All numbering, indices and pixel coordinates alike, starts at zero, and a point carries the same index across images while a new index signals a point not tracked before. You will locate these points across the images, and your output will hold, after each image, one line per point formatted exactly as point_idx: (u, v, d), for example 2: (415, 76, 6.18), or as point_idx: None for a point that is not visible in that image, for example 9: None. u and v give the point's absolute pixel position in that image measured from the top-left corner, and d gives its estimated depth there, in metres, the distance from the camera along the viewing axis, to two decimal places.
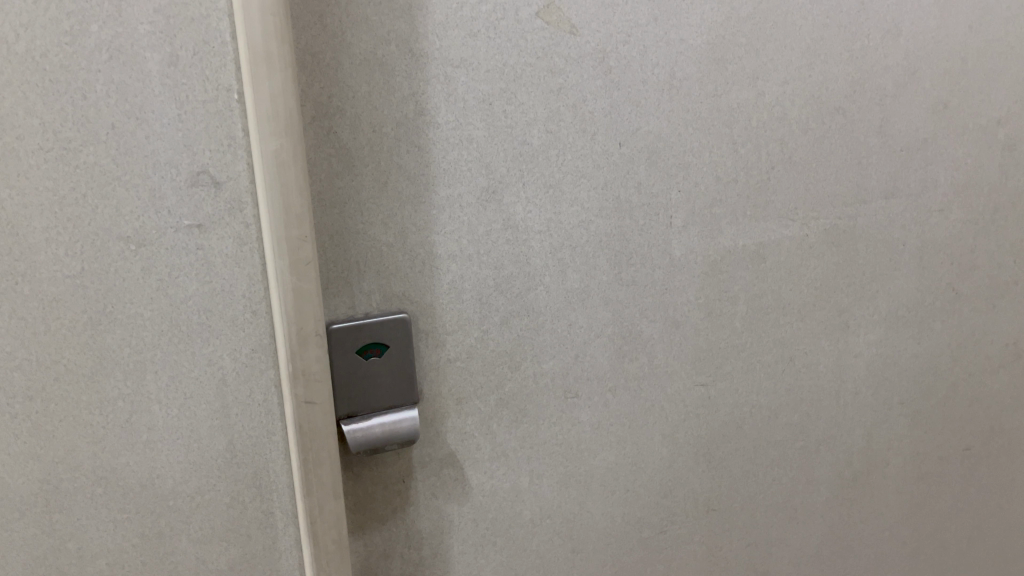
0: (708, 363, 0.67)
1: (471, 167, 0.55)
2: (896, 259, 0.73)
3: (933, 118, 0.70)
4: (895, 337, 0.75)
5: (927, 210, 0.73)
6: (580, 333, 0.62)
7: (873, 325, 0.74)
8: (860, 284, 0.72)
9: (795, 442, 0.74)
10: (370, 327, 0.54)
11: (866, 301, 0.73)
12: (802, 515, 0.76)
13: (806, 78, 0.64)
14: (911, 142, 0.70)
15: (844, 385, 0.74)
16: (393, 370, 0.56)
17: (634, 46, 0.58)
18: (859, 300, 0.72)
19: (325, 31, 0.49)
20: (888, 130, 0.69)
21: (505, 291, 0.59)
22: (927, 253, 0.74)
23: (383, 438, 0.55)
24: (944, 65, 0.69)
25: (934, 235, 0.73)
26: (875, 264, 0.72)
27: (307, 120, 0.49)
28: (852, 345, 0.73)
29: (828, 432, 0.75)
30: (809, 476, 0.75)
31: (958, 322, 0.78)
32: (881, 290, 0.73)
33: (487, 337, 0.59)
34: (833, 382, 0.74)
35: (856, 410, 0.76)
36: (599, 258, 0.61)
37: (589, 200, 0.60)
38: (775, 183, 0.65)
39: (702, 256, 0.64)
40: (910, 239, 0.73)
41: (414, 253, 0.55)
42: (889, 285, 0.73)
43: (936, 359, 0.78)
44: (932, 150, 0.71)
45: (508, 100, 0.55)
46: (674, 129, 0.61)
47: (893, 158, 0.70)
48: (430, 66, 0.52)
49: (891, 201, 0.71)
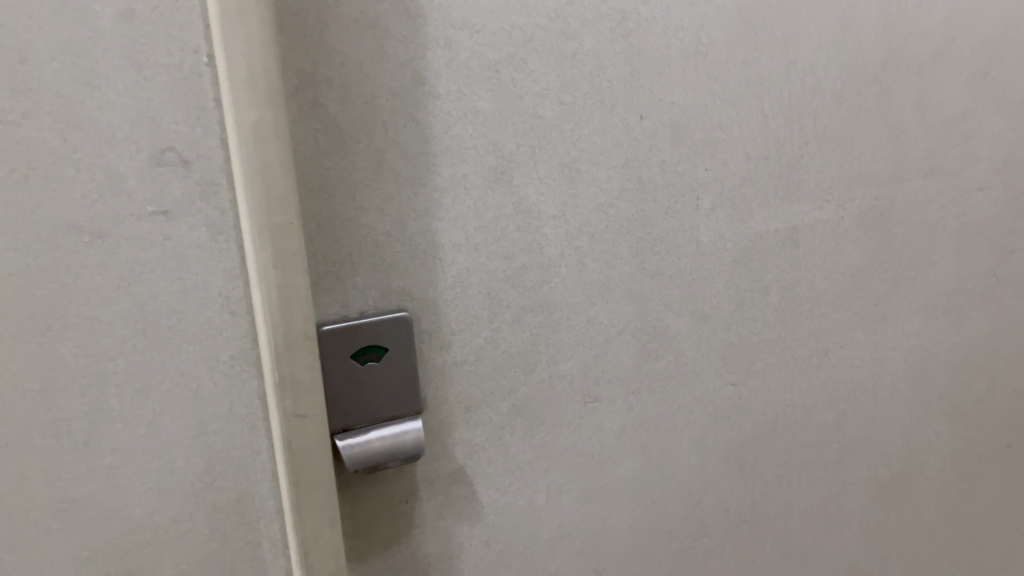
0: (740, 361, 0.61)
1: (477, 145, 0.49)
2: (935, 242, 0.67)
3: (973, 88, 0.64)
4: (934, 327, 0.69)
5: (967, 188, 0.67)
6: (601, 330, 0.55)
7: (912, 315, 0.68)
8: (898, 271, 0.66)
9: (830, 444, 0.67)
10: (367, 327, 0.48)
11: (904, 289, 0.67)
12: (838, 523, 0.70)
13: (841, 45, 0.58)
14: (950, 115, 0.64)
15: (880, 380, 0.68)
16: (392, 376, 0.49)
17: (657, 7, 0.52)
18: (897, 288, 0.66)
19: None
20: (925, 101, 0.63)
21: (517, 285, 0.52)
22: (966, 236, 0.68)
23: (386, 452, 0.49)
24: (983, 31, 0.63)
25: (974, 217, 0.67)
26: (913, 250, 0.66)
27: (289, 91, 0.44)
28: (890, 337, 0.67)
29: (865, 431, 0.69)
30: (845, 481, 0.69)
31: (999, 310, 0.72)
32: (919, 278, 0.67)
33: (498, 336, 0.52)
34: (870, 378, 0.67)
35: (893, 407, 0.70)
36: (620, 245, 0.54)
37: (608, 180, 0.53)
38: (808, 161, 0.59)
39: (731, 243, 0.58)
40: (949, 221, 0.67)
41: (415, 243, 0.49)
42: (928, 271, 0.67)
43: (976, 351, 0.72)
44: (972, 124, 0.65)
45: (516, 68, 0.49)
46: (700, 101, 0.54)
47: (931, 134, 0.64)
48: (429, 28, 0.47)
49: (929, 180, 0.65)
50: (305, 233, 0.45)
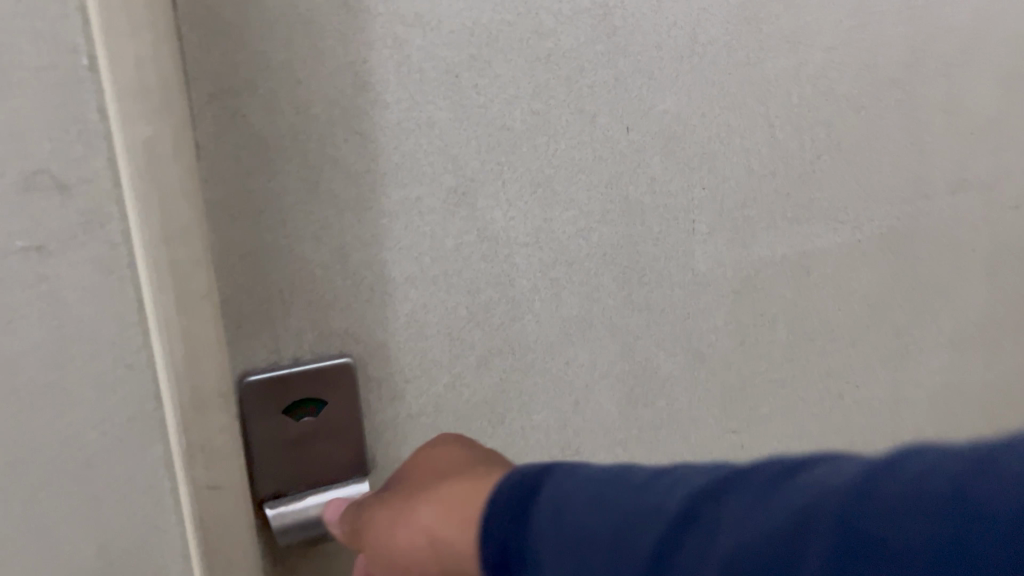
0: (743, 405, 0.53)
1: (433, 162, 0.42)
2: (966, 268, 0.58)
3: (1006, 92, 0.56)
4: (962, 361, 0.60)
5: (999, 204, 0.58)
6: (581, 374, 0.48)
7: (937, 348, 0.59)
8: (920, 299, 0.57)
9: None
10: (299, 378, 0.41)
11: (928, 319, 0.58)
12: None
13: (857, 43, 0.51)
14: (981, 122, 0.56)
15: (903, 424, 0.60)
16: (333, 434, 0.42)
17: (646, 0, 0.44)
18: (920, 319, 0.58)
19: None
20: (953, 106, 0.55)
21: (483, 323, 0.45)
22: (998, 259, 0.59)
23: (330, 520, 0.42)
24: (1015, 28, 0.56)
25: (1005, 235, 0.59)
26: (938, 274, 0.57)
27: (202, 99, 0.37)
28: (913, 375, 0.59)
29: None
30: None
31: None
32: (945, 306, 0.58)
33: (460, 383, 0.45)
34: (891, 420, 0.59)
35: None
36: (603, 275, 0.47)
37: (589, 201, 0.46)
38: (821, 176, 0.52)
39: (732, 271, 0.50)
40: (980, 242, 0.58)
41: (360, 277, 0.42)
42: (955, 297, 0.59)
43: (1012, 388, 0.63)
44: (1007, 132, 0.57)
45: (479, 71, 0.42)
46: (696, 109, 0.47)
47: (961, 143, 0.56)
48: (373, 24, 0.39)
49: (958, 197, 0.56)
50: (222, 267, 0.39)
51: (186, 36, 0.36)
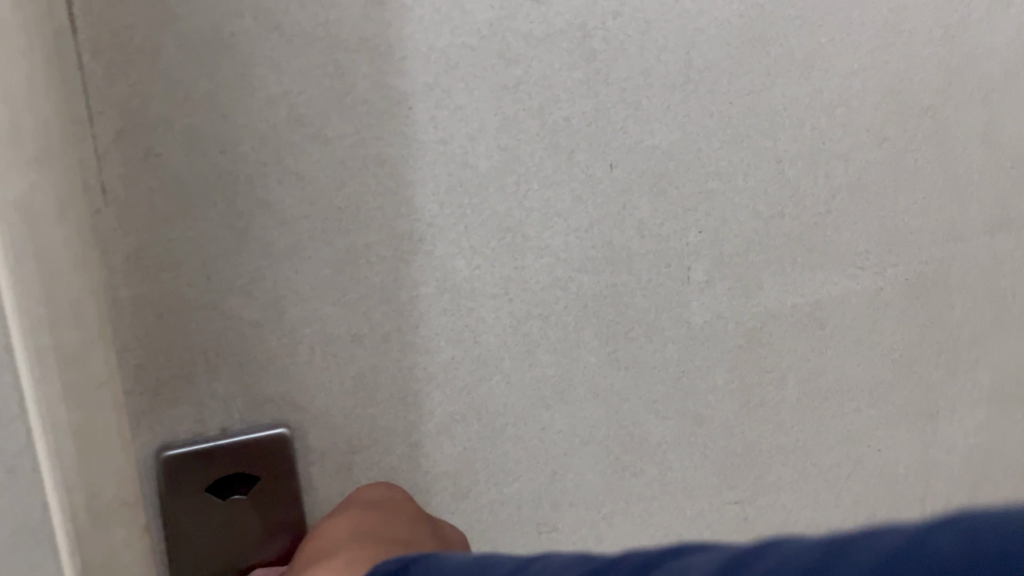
0: (747, 473, 0.47)
1: (383, 206, 0.37)
2: (1005, 317, 0.51)
3: None
4: (1000, 421, 0.53)
5: None
6: (558, 441, 0.42)
7: (974, 407, 0.52)
8: (952, 352, 0.51)
9: None
10: (226, 452, 0.36)
11: (962, 375, 0.51)
12: None
13: (883, 67, 0.44)
14: None
15: (931, 492, 0.53)
16: (265, 512, 0.38)
17: (631, 20, 0.39)
18: (952, 375, 0.51)
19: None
20: (996, 136, 0.48)
21: (443, 386, 0.40)
22: None
23: None
24: None
25: None
26: (972, 325, 0.51)
27: (109, 137, 0.32)
28: (944, 438, 0.52)
29: None
30: None
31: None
32: (981, 359, 0.52)
33: (416, 453, 0.40)
34: (919, 487, 0.53)
35: None
36: (583, 330, 0.42)
37: (566, 248, 0.40)
38: (838, 217, 0.45)
39: (735, 324, 0.44)
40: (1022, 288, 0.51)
41: (297, 336, 0.37)
42: (994, 351, 0.52)
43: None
44: None
45: (436, 102, 0.37)
46: (690, 143, 0.41)
47: (1003, 178, 0.49)
48: (311, 50, 0.34)
49: (998, 239, 0.50)
50: (134, 327, 0.34)
51: (88, 66, 0.32)
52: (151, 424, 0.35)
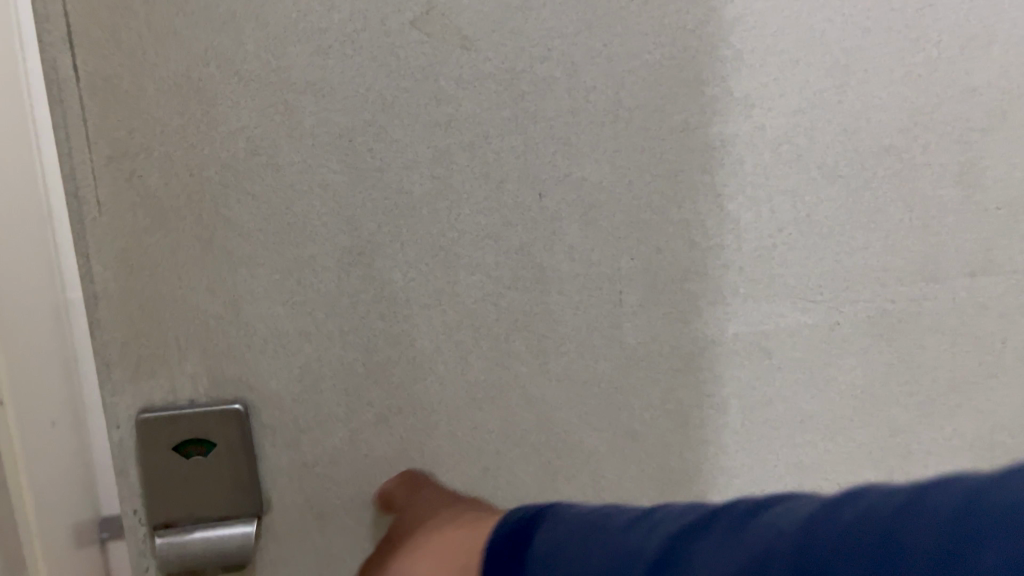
0: (687, 491, 0.49)
1: (327, 224, 0.43)
2: (993, 364, 0.49)
3: None
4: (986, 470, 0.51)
5: None
6: (490, 440, 0.47)
7: (951, 452, 0.51)
8: (926, 395, 0.50)
9: None
10: (190, 419, 0.44)
11: (938, 420, 0.50)
12: None
13: (836, 106, 0.45)
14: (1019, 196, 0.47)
15: None
16: (222, 475, 0.45)
17: (558, 63, 0.43)
18: (925, 417, 0.50)
19: (120, 49, 0.39)
20: (976, 177, 0.47)
21: (381, 381, 0.45)
22: None
23: (204, 552, 0.45)
24: None
25: None
26: (951, 369, 0.49)
27: (103, 160, 0.41)
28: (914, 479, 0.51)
29: None
30: None
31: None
32: (963, 406, 0.50)
33: (357, 438, 0.46)
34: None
35: None
36: (515, 342, 0.46)
37: (497, 267, 0.45)
38: (785, 252, 0.46)
39: (670, 348, 0.47)
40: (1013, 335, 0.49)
41: (252, 328, 0.44)
42: (979, 398, 0.50)
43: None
44: None
45: (375, 136, 0.42)
46: (621, 176, 0.44)
47: (987, 220, 0.47)
48: (264, 92, 0.41)
49: (982, 282, 0.48)
50: (119, 312, 0.42)
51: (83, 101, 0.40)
52: (132, 390, 0.43)
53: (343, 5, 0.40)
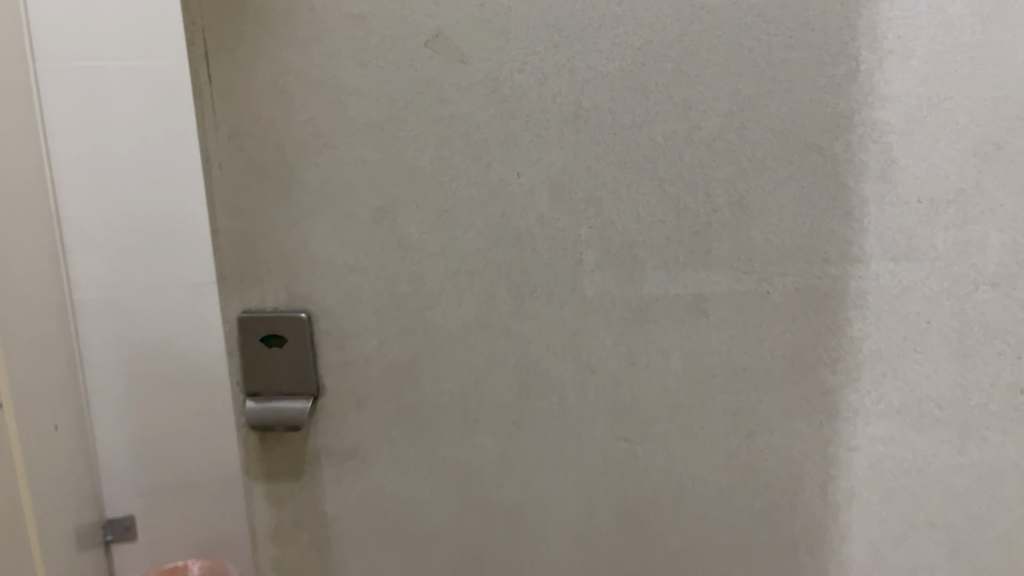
0: (635, 419, 0.60)
1: (365, 188, 0.58)
2: (915, 340, 0.56)
3: (973, 164, 0.53)
4: (916, 437, 0.57)
5: (966, 282, 0.55)
6: (480, 361, 0.61)
7: (881, 416, 0.57)
8: (854, 362, 0.57)
9: (761, 540, 0.61)
10: (270, 320, 0.60)
11: (863, 385, 0.57)
12: None
13: (763, 109, 0.54)
14: (934, 192, 0.53)
15: (836, 485, 0.59)
16: (292, 362, 0.61)
17: (531, 74, 0.56)
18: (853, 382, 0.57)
19: (234, 60, 0.56)
20: (894, 173, 0.53)
21: (402, 307, 0.60)
22: (964, 337, 0.55)
23: (273, 416, 0.61)
24: (988, 95, 0.52)
25: (970, 311, 0.55)
26: (875, 341, 0.56)
27: (222, 136, 0.57)
28: (847, 437, 0.58)
29: (814, 539, 0.60)
30: None
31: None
32: (888, 375, 0.56)
33: (385, 348, 0.61)
34: (817, 478, 0.59)
35: (863, 523, 0.59)
36: (498, 286, 0.60)
37: (486, 227, 0.59)
38: (718, 229, 0.56)
39: (619, 301, 0.58)
40: (932, 314, 0.55)
41: (316, 259, 0.60)
42: (903, 370, 0.56)
43: (996, 484, 0.57)
44: (973, 203, 0.54)
45: (398, 125, 0.57)
46: (580, 161, 0.57)
47: (905, 211, 0.54)
48: (323, 92, 0.57)
49: (903, 266, 0.55)
50: (229, 242, 0.59)
51: (209, 91, 0.57)
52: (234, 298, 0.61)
53: (377, 31, 0.56)
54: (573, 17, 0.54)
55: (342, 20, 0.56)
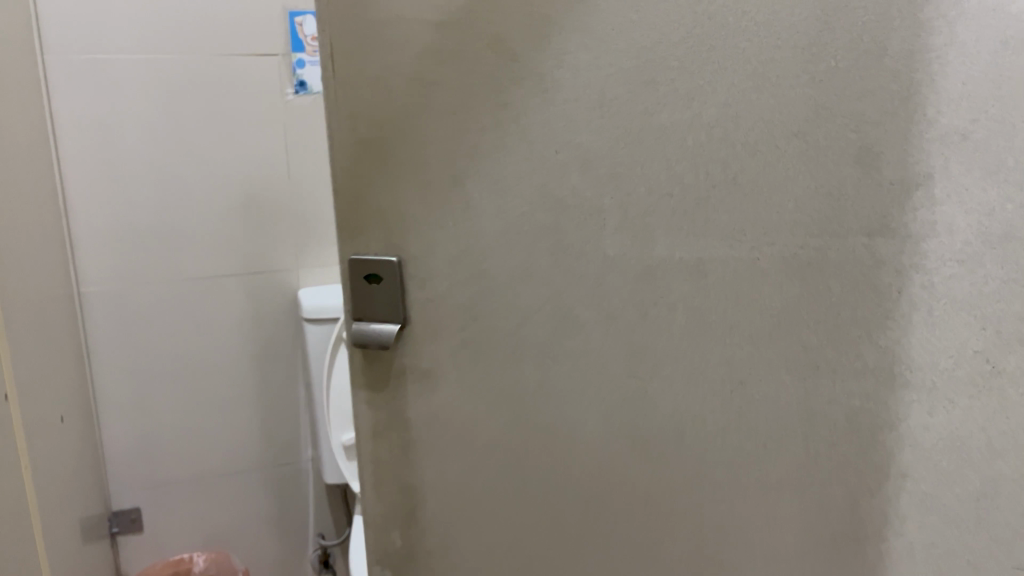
0: (646, 362, 0.71)
1: (439, 161, 0.73)
2: (888, 307, 0.63)
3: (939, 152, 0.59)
4: (887, 393, 0.64)
5: (935, 258, 0.61)
6: (523, 304, 0.74)
7: (856, 373, 0.65)
8: (833, 324, 0.64)
9: (751, 474, 0.70)
10: (371, 262, 0.78)
11: (841, 344, 0.64)
12: (762, 550, 0.72)
13: (754, 101, 0.62)
14: (904, 176, 0.60)
15: (815, 430, 0.67)
16: (388, 295, 0.78)
17: (566, 70, 0.67)
18: (832, 341, 0.65)
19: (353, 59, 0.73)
20: (869, 158, 0.60)
21: (467, 256, 0.75)
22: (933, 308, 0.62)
23: (370, 336, 0.79)
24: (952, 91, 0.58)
25: (938, 285, 0.61)
26: (852, 306, 0.63)
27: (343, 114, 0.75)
28: (825, 389, 0.66)
29: (796, 475, 0.69)
30: (771, 513, 0.71)
31: (999, 408, 0.62)
32: (863, 337, 0.64)
33: (453, 290, 0.76)
34: (799, 424, 0.67)
35: (838, 465, 0.68)
36: (539, 244, 0.72)
37: (530, 195, 0.71)
38: (716, 203, 0.65)
39: (635, 260, 0.69)
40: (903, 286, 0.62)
41: (404, 215, 0.76)
42: (875, 333, 0.63)
43: (960, 443, 0.64)
44: (941, 189, 0.59)
45: (463, 111, 0.71)
46: (604, 143, 0.67)
47: (879, 192, 0.61)
48: (410, 84, 0.72)
49: (877, 241, 0.61)
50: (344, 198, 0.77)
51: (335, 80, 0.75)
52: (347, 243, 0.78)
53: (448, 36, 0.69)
54: (599, 22, 0.65)
55: (423, 27, 0.70)
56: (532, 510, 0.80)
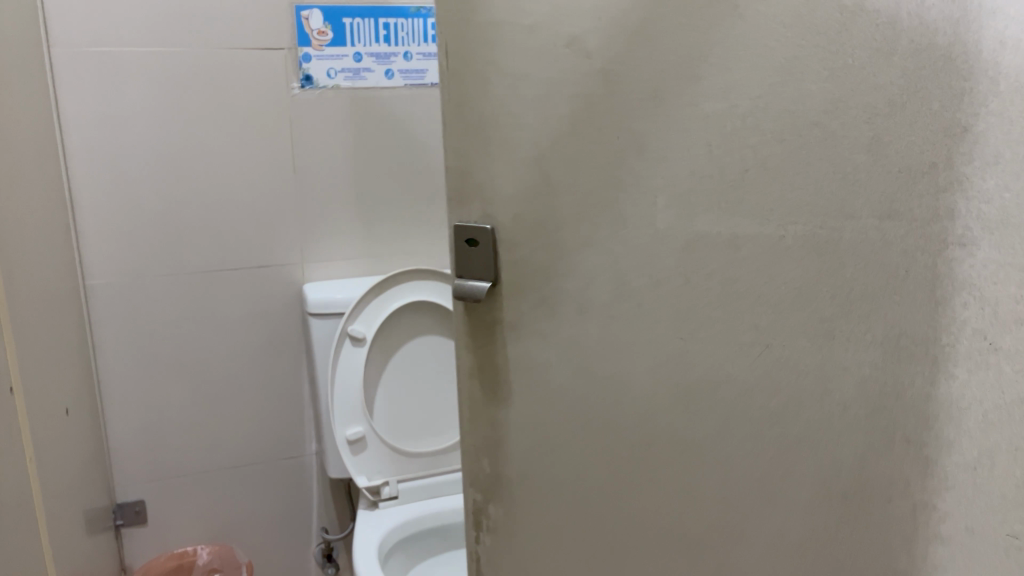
0: (688, 323, 0.81)
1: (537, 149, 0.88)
2: (896, 287, 0.67)
3: (940, 141, 0.62)
4: (894, 366, 0.68)
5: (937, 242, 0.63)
6: (596, 269, 0.88)
7: (864, 345, 0.70)
8: (847, 299, 0.70)
9: (772, 432, 0.78)
10: (475, 230, 0.96)
11: (854, 318, 0.70)
12: (779, 503, 0.79)
13: (782, 95, 0.69)
14: (908, 164, 0.64)
15: (829, 396, 0.73)
16: (480, 256, 0.96)
17: (630, 66, 0.79)
18: (845, 314, 0.70)
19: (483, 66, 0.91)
20: (879, 147, 0.65)
21: (556, 231, 0.90)
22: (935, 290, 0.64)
23: (465, 291, 0.98)
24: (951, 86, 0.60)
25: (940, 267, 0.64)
26: (863, 283, 0.68)
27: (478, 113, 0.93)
28: (840, 358, 0.71)
29: (809, 438, 0.76)
30: (788, 470, 0.78)
31: (992, 385, 0.62)
32: (873, 312, 0.69)
33: (547, 259, 0.92)
34: (816, 387, 0.74)
35: (848, 433, 0.73)
36: (604, 216, 0.85)
37: (603, 177, 0.84)
38: (750, 185, 0.73)
39: (680, 232, 0.79)
40: (907, 267, 0.66)
41: (514, 196, 0.92)
42: (883, 309, 0.68)
43: (957, 420, 0.66)
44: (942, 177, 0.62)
45: (555, 107, 0.86)
46: (657, 129, 0.79)
47: (888, 178, 0.65)
48: (519, 84, 0.88)
49: (886, 224, 0.66)
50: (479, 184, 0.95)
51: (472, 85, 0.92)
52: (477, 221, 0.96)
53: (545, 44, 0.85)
54: (655, 27, 0.76)
55: (529, 38, 0.86)
56: (592, 445, 0.94)
